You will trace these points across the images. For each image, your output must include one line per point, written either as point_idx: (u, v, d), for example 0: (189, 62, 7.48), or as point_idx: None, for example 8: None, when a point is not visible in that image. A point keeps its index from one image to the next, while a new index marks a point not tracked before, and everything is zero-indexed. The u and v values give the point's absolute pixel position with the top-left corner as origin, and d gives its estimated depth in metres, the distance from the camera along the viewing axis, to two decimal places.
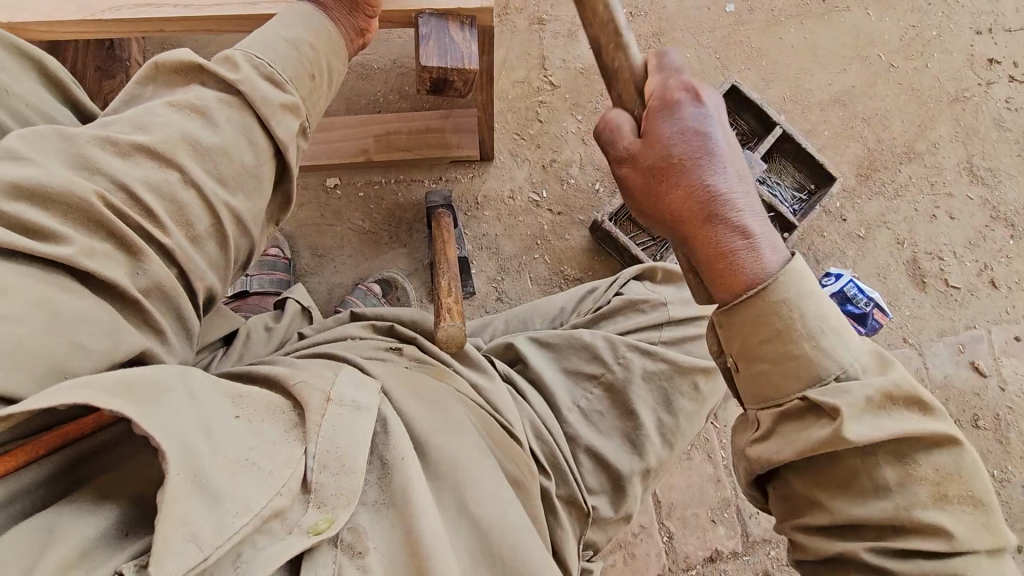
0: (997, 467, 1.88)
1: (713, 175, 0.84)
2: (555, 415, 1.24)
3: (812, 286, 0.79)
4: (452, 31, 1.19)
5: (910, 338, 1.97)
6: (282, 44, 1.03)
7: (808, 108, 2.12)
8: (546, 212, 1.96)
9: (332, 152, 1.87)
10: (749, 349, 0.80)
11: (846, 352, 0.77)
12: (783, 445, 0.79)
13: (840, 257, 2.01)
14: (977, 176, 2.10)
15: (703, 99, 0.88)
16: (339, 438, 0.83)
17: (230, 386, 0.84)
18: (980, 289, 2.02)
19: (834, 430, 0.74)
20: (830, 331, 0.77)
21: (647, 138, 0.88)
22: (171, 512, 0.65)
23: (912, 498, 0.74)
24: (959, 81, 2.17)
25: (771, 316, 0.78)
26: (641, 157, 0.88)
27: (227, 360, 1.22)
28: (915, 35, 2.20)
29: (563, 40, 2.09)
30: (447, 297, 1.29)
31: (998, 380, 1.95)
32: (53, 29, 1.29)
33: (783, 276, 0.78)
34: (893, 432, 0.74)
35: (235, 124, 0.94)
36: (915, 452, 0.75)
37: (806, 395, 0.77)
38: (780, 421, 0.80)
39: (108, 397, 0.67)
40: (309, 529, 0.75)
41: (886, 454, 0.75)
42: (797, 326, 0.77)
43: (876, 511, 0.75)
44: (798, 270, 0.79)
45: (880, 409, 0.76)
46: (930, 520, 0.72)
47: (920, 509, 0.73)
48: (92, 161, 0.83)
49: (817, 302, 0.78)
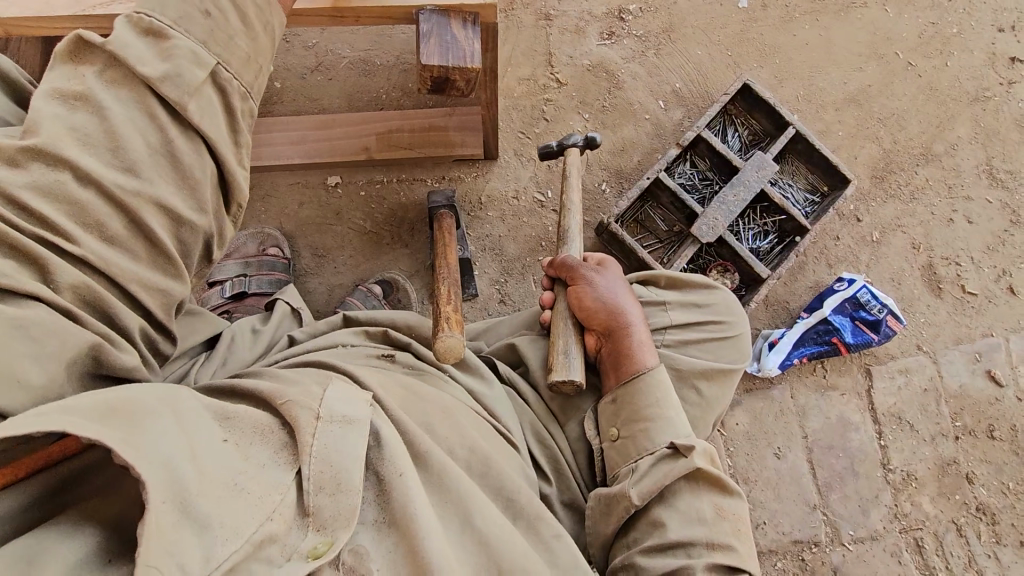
0: (1013, 479, 1.83)
1: (620, 322, 1.24)
2: (556, 422, 1.27)
3: (672, 391, 1.17)
4: (454, 29, 1.15)
5: (924, 346, 1.92)
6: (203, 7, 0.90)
7: (821, 108, 2.06)
8: (551, 213, 1.92)
9: (332, 150, 1.83)
10: (625, 424, 1.15)
11: (682, 427, 1.13)
12: (642, 482, 1.07)
13: (854, 262, 1.96)
14: (997, 179, 2.03)
15: (613, 271, 1.33)
16: (332, 456, 0.82)
17: (217, 404, 0.81)
18: (998, 296, 1.96)
19: (690, 462, 1.06)
20: (674, 415, 1.14)
21: (580, 291, 1.30)
22: (158, 545, 0.63)
23: (717, 528, 1.05)
24: (979, 80, 2.10)
25: (639, 402, 1.15)
26: (579, 301, 1.29)
27: (210, 364, 1.19)
28: (935, 33, 2.13)
29: (570, 36, 2.04)
30: (446, 305, 1.24)
31: (1015, 390, 1.90)
32: (43, 26, 1.26)
33: (652, 380, 1.17)
34: (717, 472, 1.08)
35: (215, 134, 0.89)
36: (719, 495, 1.08)
37: (672, 443, 1.09)
38: (655, 461, 1.09)
39: (88, 426, 0.65)
40: (308, 554, 0.75)
41: (705, 489, 1.08)
42: (654, 408, 1.14)
43: (694, 534, 1.03)
44: (666, 377, 1.18)
45: (708, 468, 1.08)
46: (727, 543, 1.04)
47: (718, 531, 1.05)
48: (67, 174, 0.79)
49: (671, 398, 1.16)
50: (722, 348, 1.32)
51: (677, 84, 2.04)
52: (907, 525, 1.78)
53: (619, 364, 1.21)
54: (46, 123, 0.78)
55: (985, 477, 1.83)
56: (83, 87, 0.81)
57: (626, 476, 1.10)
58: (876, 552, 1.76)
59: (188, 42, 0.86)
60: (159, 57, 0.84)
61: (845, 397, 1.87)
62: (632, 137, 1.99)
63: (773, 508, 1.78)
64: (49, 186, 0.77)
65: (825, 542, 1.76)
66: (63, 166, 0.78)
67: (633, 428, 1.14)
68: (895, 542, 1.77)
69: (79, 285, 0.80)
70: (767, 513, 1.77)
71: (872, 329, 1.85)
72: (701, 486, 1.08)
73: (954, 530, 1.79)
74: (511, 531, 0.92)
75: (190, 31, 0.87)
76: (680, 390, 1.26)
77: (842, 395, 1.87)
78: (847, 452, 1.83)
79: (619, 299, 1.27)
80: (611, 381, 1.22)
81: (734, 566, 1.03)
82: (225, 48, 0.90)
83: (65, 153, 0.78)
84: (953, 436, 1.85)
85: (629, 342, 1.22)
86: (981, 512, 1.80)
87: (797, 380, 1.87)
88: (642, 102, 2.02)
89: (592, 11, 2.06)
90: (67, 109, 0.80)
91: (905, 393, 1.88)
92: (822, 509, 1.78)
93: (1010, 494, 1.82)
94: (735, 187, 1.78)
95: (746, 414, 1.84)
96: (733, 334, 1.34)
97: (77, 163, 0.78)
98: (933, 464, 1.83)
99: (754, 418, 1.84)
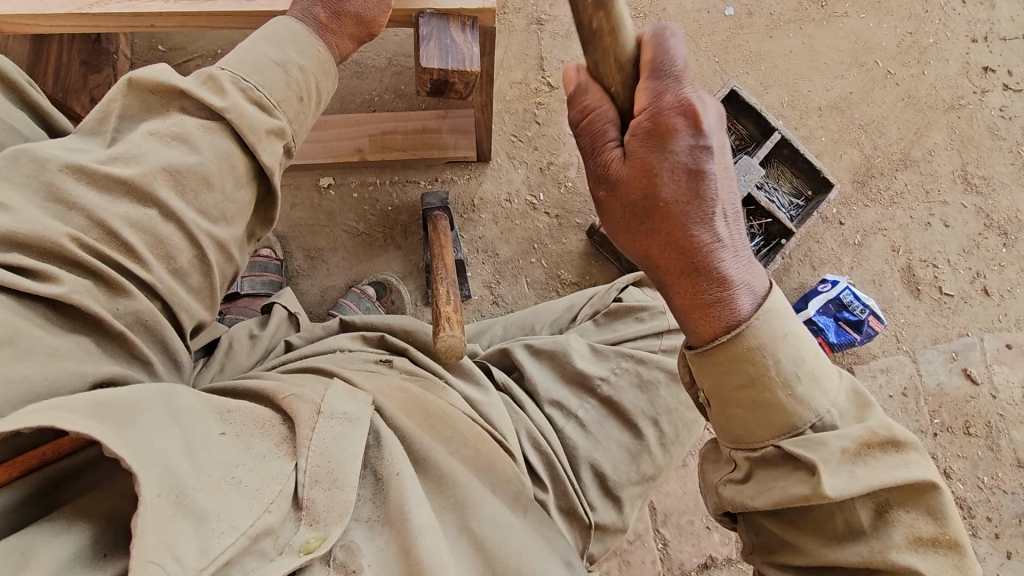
0: (987, 474, 1.90)
1: (699, 218, 0.83)
2: (554, 427, 1.22)
3: (788, 323, 0.83)
4: (454, 33, 1.17)
5: (904, 345, 1.98)
6: (265, 62, 0.98)
7: (806, 113, 2.12)
8: (543, 215, 1.94)
9: (325, 151, 1.83)
10: (722, 391, 0.84)
11: (822, 399, 0.82)
12: (760, 492, 0.83)
13: (837, 264, 2.01)
14: (972, 185, 2.11)
15: (703, 117, 0.82)
16: (331, 453, 0.82)
17: (215, 400, 0.83)
18: (973, 297, 2.03)
19: (815, 486, 0.77)
20: (806, 378, 0.81)
21: (631, 169, 0.84)
22: (150, 535, 0.62)
23: (892, 543, 0.77)
24: (955, 89, 2.18)
25: (743, 364, 0.81)
26: (623, 190, 0.85)
27: (208, 371, 1.19)
28: (913, 42, 2.20)
29: (561, 40, 2.06)
30: (446, 305, 1.26)
31: (990, 388, 1.97)
32: (43, 23, 1.25)
33: (762, 314, 0.82)
34: (870, 476, 0.78)
35: (213, 145, 0.90)
36: (893, 493, 0.79)
37: (780, 444, 0.81)
38: (758, 466, 0.85)
39: (79, 420, 0.65)
40: (300, 549, 0.74)
41: (865, 497, 0.79)
42: (774, 371, 0.81)
43: (855, 556, 0.78)
44: (780, 310, 0.83)
45: (865, 457, 0.80)
46: (906, 565, 0.75)
47: (899, 553, 0.76)
48: (59, 190, 0.81)
49: (793, 345, 0.82)
50: None
51: None
52: None
53: (708, 307, 0.84)
54: (126, 149, 0.86)
55: (961, 472, 1.89)
56: (176, 126, 0.89)
57: (732, 472, 0.88)
58: None
59: (276, 111, 0.98)
60: (265, 124, 0.95)
61: None
62: None
63: None
64: (136, 218, 0.85)
65: None
66: (150, 201, 0.86)
67: (755, 405, 0.82)
68: None
69: (143, 310, 0.86)
70: None
71: (855, 330, 1.90)
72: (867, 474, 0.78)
73: None
74: (503, 520, 0.95)
75: (286, 112, 1.00)
76: (674, 389, 1.24)
77: None
78: None
79: (704, 174, 0.83)
80: (698, 328, 0.85)
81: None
82: (300, 123, 1.03)
83: (153, 189, 0.85)
84: (932, 432, 1.91)
85: (719, 276, 0.83)
86: (958, 505, 1.87)
87: None
88: None
89: None
90: (145, 138, 0.87)
91: (887, 391, 1.94)
92: None
93: (985, 488, 1.89)
94: None
95: None
96: None
97: (164, 201, 0.86)
98: None
99: None
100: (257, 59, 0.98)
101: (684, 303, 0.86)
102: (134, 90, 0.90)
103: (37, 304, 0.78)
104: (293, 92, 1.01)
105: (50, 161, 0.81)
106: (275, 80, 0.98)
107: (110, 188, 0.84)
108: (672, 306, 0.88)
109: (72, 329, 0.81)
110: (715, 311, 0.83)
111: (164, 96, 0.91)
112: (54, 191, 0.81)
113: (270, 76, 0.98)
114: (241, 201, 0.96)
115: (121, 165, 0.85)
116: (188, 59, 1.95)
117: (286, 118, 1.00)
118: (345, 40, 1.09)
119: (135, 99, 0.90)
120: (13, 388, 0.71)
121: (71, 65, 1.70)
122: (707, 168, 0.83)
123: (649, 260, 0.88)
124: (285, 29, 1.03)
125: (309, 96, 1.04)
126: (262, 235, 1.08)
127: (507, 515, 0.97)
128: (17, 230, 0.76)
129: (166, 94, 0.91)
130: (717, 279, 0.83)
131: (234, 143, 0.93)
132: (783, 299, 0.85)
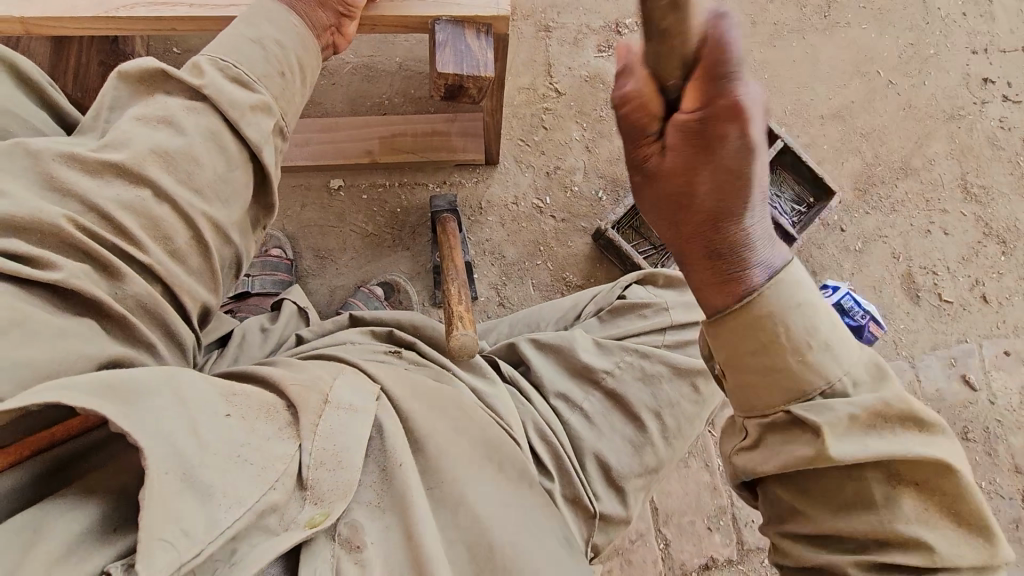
0: (985, 479, 1.93)
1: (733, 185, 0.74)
2: (558, 418, 1.25)
3: (807, 293, 0.77)
4: (469, 38, 1.20)
5: (903, 351, 2.01)
6: (243, 42, 1.03)
7: (807, 122, 2.15)
8: (549, 218, 1.97)
9: (336, 153, 1.86)
10: (734, 357, 0.79)
11: (836, 365, 0.76)
12: (770, 458, 0.80)
13: (838, 271, 2.04)
14: (972, 194, 2.14)
15: None
16: (336, 437, 0.86)
17: (223, 384, 0.84)
18: (972, 305, 2.06)
19: (819, 448, 0.75)
20: (820, 345, 0.76)
21: (667, 126, 0.73)
22: (157, 511, 0.66)
23: (903, 518, 0.75)
24: (954, 99, 2.21)
25: (752, 329, 0.77)
26: (660, 156, 0.75)
27: (222, 361, 1.22)
28: (914, 52, 2.24)
29: (569, 48, 2.10)
30: (457, 304, 1.29)
31: (988, 394, 1.99)
32: (63, 24, 1.28)
33: (773, 282, 0.76)
34: (884, 449, 0.74)
35: (199, 126, 0.94)
36: (908, 467, 0.76)
37: (791, 408, 0.77)
38: (764, 429, 0.81)
39: (90, 399, 0.68)
40: (305, 523, 0.78)
41: (875, 468, 0.76)
42: (785, 337, 0.76)
43: (861, 526, 0.76)
44: (794, 282, 0.77)
45: (876, 426, 0.76)
46: (916, 537, 0.74)
47: (908, 525, 0.74)
48: (55, 178, 0.84)
49: (808, 312, 0.76)
50: None
51: None
52: None
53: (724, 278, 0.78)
54: (124, 137, 0.90)
55: None
56: (162, 109, 0.94)
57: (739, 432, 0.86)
58: None
59: (266, 96, 1.02)
60: (249, 101, 0.99)
61: None
62: None
63: None
64: (129, 202, 0.88)
65: None
66: (144, 183, 0.89)
67: (765, 373, 0.78)
68: None
69: (141, 294, 0.89)
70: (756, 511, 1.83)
71: (856, 334, 1.92)
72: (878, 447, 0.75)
73: None
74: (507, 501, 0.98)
75: (269, 87, 1.03)
76: (677, 384, 1.27)
77: None
78: None
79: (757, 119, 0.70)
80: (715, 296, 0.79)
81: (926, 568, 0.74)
82: (286, 100, 1.07)
83: (145, 172, 0.89)
84: None
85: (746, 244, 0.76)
86: None
87: None
88: None
89: (590, 24, 2.13)
90: (132, 124, 0.91)
91: None
92: None
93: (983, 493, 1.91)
94: None
95: None
96: None
97: (157, 182, 0.89)
98: None
99: None
100: (236, 40, 1.03)
101: (702, 276, 0.80)
102: (125, 80, 0.96)
103: (42, 289, 0.81)
104: (274, 69, 1.04)
105: (46, 152, 0.85)
106: (253, 58, 1.02)
107: (104, 173, 0.88)
108: (692, 285, 0.82)
109: (80, 313, 0.84)
110: (729, 280, 0.77)
111: (154, 84, 0.96)
112: (52, 180, 0.84)
113: (260, 66, 1.02)
114: (238, 183, 0.99)
115: (113, 151, 0.89)
116: None
117: (269, 92, 1.03)
118: (318, 11, 1.12)
119: (125, 86, 0.96)
120: (23, 370, 0.74)
121: (88, 66, 1.74)
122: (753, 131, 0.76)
123: (676, 220, 0.78)
124: (273, 17, 1.07)
125: (290, 71, 1.07)
126: (265, 222, 1.11)
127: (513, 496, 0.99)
128: (14, 215, 0.79)
129: (152, 83, 0.96)
130: (735, 249, 0.76)
131: (219, 120, 0.96)
132: (803, 273, 0.78)
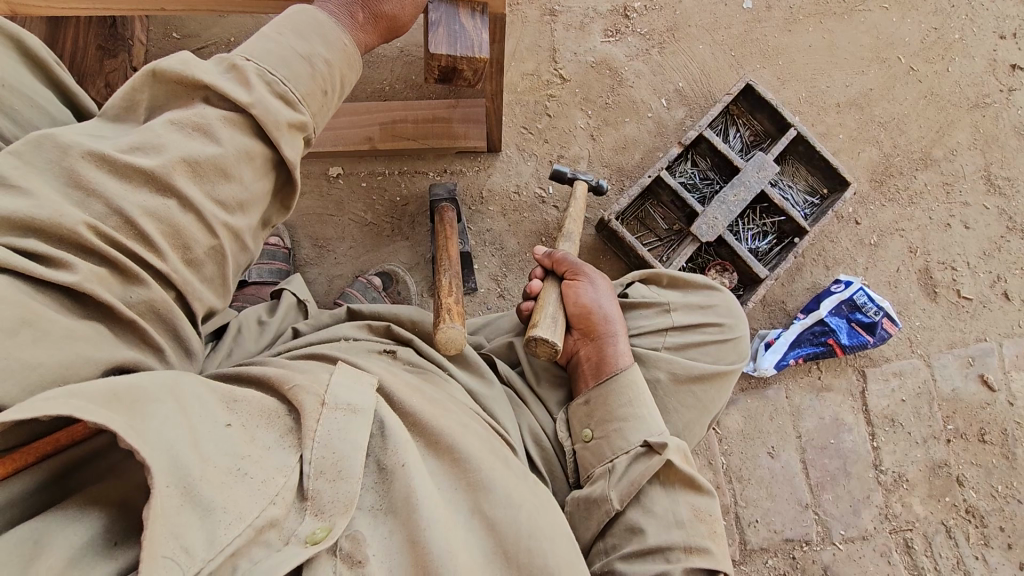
0: (1003, 483, 1.86)
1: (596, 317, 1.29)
2: (552, 421, 1.28)
3: (644, 385, 1.21)
4: (463, 18, 1.16)
5: (918, 349, 1.94)
6: (292, 56, 0.95)
7: (822, 110, 2.07)
8: (552, 209, 1.93)
9: (336, 140, 1.82)
10: (604, 415, 1.19)
11: (660, 421, 1.18)
12: (620, 484, 1.11)
13: (852, 265, 1.97)
14: (995, 186, 2.05)
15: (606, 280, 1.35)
16: (335, 444, 0.83)
17: (223, 388, 0.82)
18: (993, 301, 1.98)
19: (665, 458, 1.10)
20: (650, 407, 1.18)
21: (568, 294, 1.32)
22: (160, 528, 0.64)
23: (700, 533, 1.10)
24: (980, 86, 2.11)
25: (616, 396, 1.19)
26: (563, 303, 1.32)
27: (216, 357, 1.19)
28: (938, 37, 2.14)
29: (574, 33, 2.04)
30: (447, 297, 1.25)
31: (1007, 395, 1.92)
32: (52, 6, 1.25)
33: (625, 377, 1.20)
34: (690, 471, 1.12)
35: (236, 141, 0.88)
36: (694, 499, 1.12)
37: (644, 440, 1.13)
38: (627, 461, 1.13)
39: (95, 409, 0.65)
40: (306, 540, 0.76)
41: (687, 492, 1.12)
42: (633, 404, 1.18)
43: (677, 537, 1.08)
44: (632, 379, 1.20)
45: (687, 463, 1.14)
46: (703, 546, 1.08)
47: (701, 538, 1.09)
48: (79, 178, 0.78)
49: (640, 386, 1.20)
50: (722, 351, 1.34)
51: (679, 84, 2.04)
52: (897, 526, 1.81)
53: (596, 364, 1.25)
54: (154, 139, 0.83)
55: (975, 480, 1.86)
56: (199, 116, 0.86)
57: (603, 475, 1.14)
58: (865, 551, 1.80)
59: (307, 117, 0.96)
60: (288, 119, 0.93)
61: (838, 398, 1.89)
62: (634, 135, 2.00)
63: (765, 506, 1.81)
64: (155, 209, 0.82)
65: (816, 541, 1.79)
66: (170, 192, 0.83)
67: (607, 428, 1.17)
68: (885, 542, 1.81)
69: (155, 300, 0.85)
70: (760, 511, 1.80)
71: (868, 332, 1.86)
72: (677, 490, 1.12)
73: (944, 532, 1.82)
74: (517, 500, 0.94)
75: (310, 107, 0.97)
76: (674, 392, 1.27)
77: (836, 396, 1.89)
78: (840, 453, 1.85)
79: (605, 305, 1.30)
80: (582, 383, 1.26)
81: (711, 568, 1.08)
82: (323, 117, 1.01)
83: (173, 180, 0.83)
84: (945, 439, 1.88)
85: (609, 339, 1.26)
86: (970, 514, 1.83)
87: (791, 381, 1.89)
88: (645, 101, 2.02)
89: (597, 8, 2.06)
90: (165, 128, 0.84)
91: (897, 396, 1.90)
92: (813, 508, 1.81)
93: (999, 497, 1.85)
94: (734, 186, 1.77)
95: (741, 414, 1.86)
96: (733, 336, 1.36)
97: (184, 192, 0.84)
98: (925, 466, 1.86)
99: (748, 417, 1.85)
100: (286, 54, 0.94)
101: (586, 370, 1.26)
102: (160, 83, 0.87)
103: (55, 295, 0.77)
104: (318, 86, 0.98)
105: (74, 148, 0.78)
106: (299, 74, 0.95)
107: (132, 178, 0.81)
108: (581, 375, 1.27)
109: (90, 316, 0.80)
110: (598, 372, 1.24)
111: (186, 85, 0.87)
112: (74, 178, 0.78)
113: (305, 84, 0.96)
114: (259, 191, 0.94)
115: (143, 156, 0.82)
116: (201, 46, 1.95)
117: (310, 112, 0.97)
118: (374, 39, 1.09)
119: (162, 90, 0.87)
120: (31, 379, 0.71)
121: (85, 51, 1.73)
122: (609, 302, 1.31)
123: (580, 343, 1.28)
124: (324, 32, 0.99)
125: (332, 88, 1.01)
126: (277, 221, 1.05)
127: (522, 498, 0.95)
128: (34, 215, 0.74)
129: (190, 86, 0.87)
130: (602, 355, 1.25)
131: (256, 139, 0.90)
132: (638, 375, 1.21)
